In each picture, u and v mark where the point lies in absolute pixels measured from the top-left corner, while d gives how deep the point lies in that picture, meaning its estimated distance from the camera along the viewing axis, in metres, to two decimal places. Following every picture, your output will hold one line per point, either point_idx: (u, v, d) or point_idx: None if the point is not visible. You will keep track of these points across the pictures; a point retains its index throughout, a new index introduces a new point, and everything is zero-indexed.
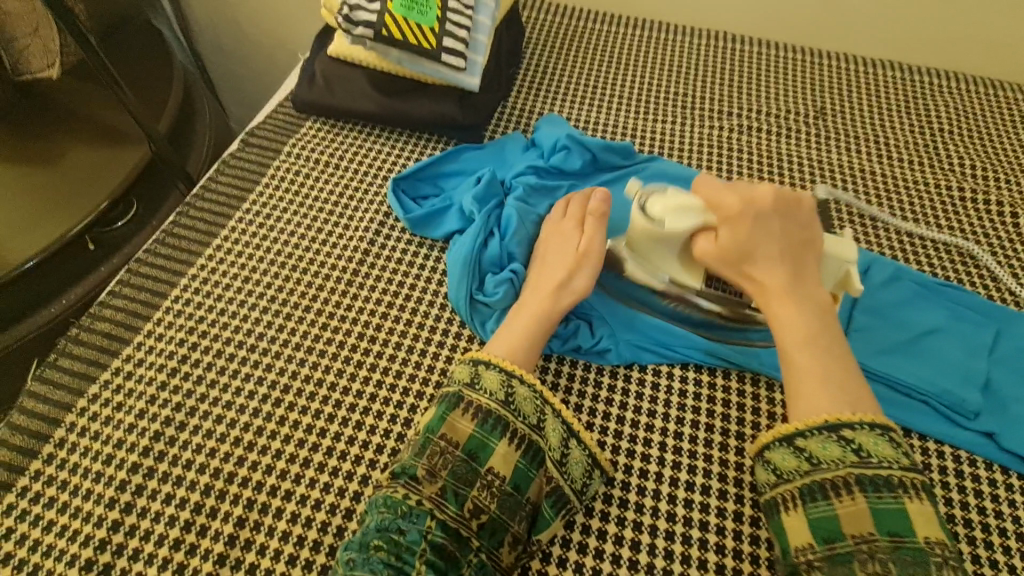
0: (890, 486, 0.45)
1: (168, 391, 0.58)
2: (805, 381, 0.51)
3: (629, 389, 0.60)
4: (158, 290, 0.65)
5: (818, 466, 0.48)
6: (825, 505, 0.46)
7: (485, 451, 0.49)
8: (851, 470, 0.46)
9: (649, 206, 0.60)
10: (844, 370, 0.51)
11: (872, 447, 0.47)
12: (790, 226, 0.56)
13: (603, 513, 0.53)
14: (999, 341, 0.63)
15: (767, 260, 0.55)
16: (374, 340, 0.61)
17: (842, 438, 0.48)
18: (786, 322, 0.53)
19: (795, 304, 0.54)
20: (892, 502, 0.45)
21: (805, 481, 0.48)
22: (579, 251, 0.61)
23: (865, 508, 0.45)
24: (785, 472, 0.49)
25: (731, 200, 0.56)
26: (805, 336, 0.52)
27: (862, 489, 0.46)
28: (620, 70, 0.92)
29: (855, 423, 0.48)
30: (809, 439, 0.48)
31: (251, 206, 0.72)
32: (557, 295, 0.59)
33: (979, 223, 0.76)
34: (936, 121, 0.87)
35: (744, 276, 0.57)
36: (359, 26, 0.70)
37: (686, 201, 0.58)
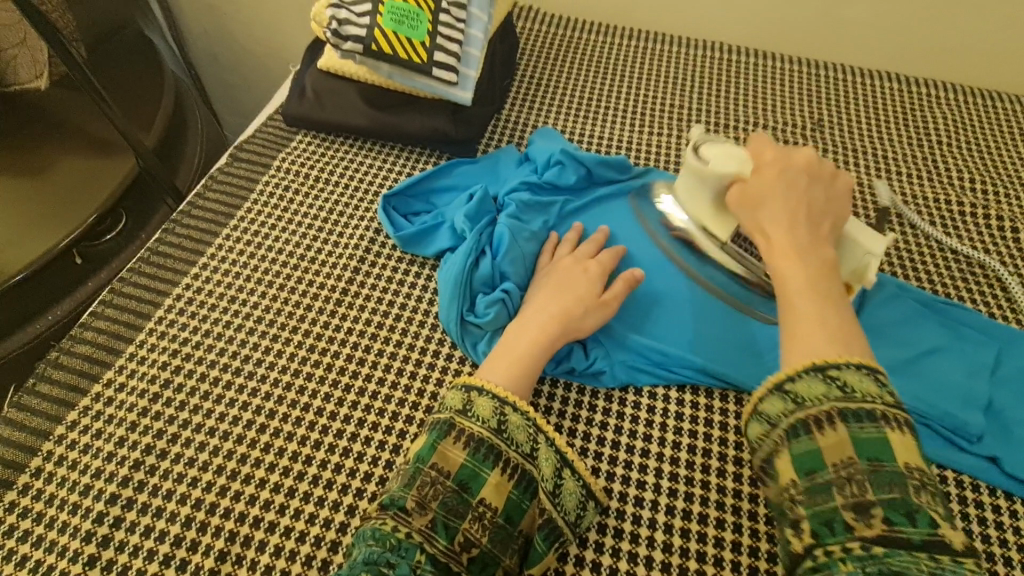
0: (872, 417, 0.42)
1: (150, 416, 0.56)
2: (800, 321, 0.47)
3: (624, 411, 0.59)
4: (141, 310, 0.63)
5: (803, 404, 0.44)
6: (806, 440, 0.43)
7: (476, 481, 0.47)
8: (835, 404, 0.43)
9: (702, 150, 0.61)
10: (844, 320, 0.47)
11: (856, 384, 0.43)
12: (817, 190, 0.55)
13: (597, 543, 0.51)
14: (1002, 361, 0.62)
15: (783, 211, 0.53)
16: (363, 362, 0.60)
17: (828, 377, 0.44)
18: (790, 268, 0.50)
19: (803, 256, 0.51)
20: (875, 432, 0.42)
21: (789, 422, 0.45)
22: (600, 298, 0.60)
23: (845, 437, 0.42)
24: (772, 418, 0.46)
25: (767, 152, 0.56)
26: (808, 282, 0.49)
27: (843, 421, 0.43)
28: (616, 82, 0.91)
29: (842, 364, 0.44)
30: (795, 380, 0.45)
31: (238, 223, 0.70)
32: (556, 319, 0.57)
33: (979, 238, 0.74)
34: (935, 133, 0.86)
35: (756, 227, 0.55)
36: (348, 41, 0.69)
37: (735, 150, 0.59)
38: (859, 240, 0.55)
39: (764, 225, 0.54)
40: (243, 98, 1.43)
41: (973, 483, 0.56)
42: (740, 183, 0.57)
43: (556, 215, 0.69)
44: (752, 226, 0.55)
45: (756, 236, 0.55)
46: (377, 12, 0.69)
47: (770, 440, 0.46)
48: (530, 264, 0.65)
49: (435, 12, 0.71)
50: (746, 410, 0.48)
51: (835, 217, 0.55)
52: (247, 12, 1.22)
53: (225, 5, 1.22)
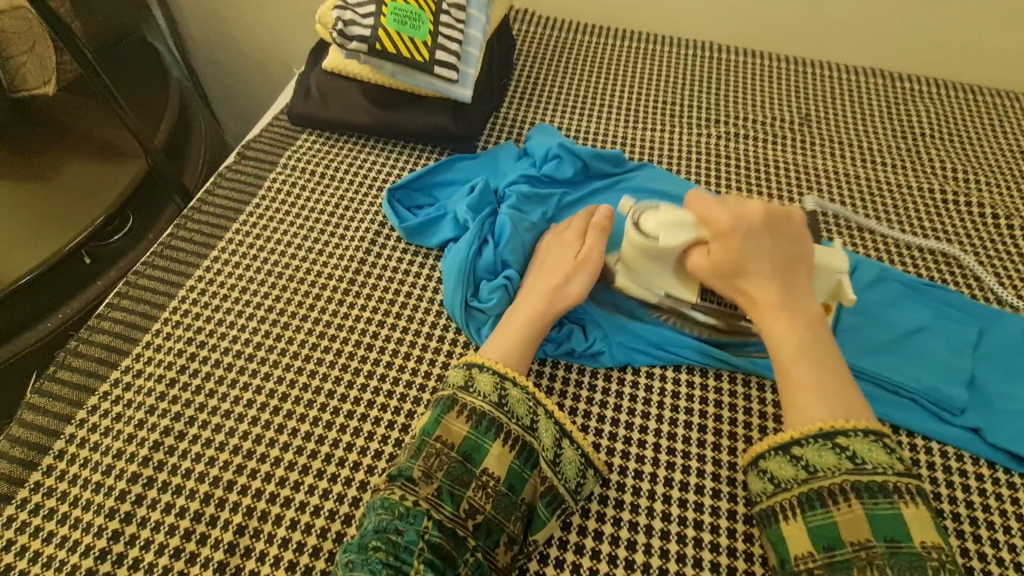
0: (886, 492, 0.47)
1: (168, 401, 0.58)
2: (798, 392, 0.52)
3: (623, 391, 0.61)
4: (157, 301, 0.65)
5: (815, 474, 0.49)
6: (824, 513, 0.47)
7: (480, 453, 0.50)
8: (847, 477, 0.48)
9: (644, 222, 0.61)
10: (836, 377, 0.52)
11: (866, 454, 0.48)
12: (780, 242, 0.57)
13: (599, 514, 0.54)
14: (984, 339, 0.65)
15: (758, 272, 0.56)
16: (371, 347, 0.62)
17: (836, 446, 0.49)
18: (780, 334, 0.54)
19: (788, 318, 0.55)
20: (887, 508, 0.46)
21: (803, 489, 0.49)
22: (578, 258, 0.62)
23: (861, 514, 0.46)
24: (782, 481, 0.50)
25: (721, 216, 0.58)
26: (798, 348, 0.53)
27: (858, 496, 0.47)
28: (609, 80, 0.94)
29: (850, 430, 0.49)
30: (805, 447, 0.50)
31: (248, 217, 0.73)
32: (552, 296, 0.60)
33: (961, 224, 0.77)
34: (918, 125, 0.89)
35: (736, 292, 0.58)
36: (354, 41, 0.71)
37: (681, 218, 0.59)
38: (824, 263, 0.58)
39: (744, 291, 0.57)
40: (245, 103, 1.46)
41: (958, 454, 0.59)
42: (703, 250, 0.59)
43: (554, 206, 0.72)
44: (729, 287, 0.58)
45: (737, 297, 0.58)
46: (381, 14, 0.72)
47: (783, 504, 0.50)
48: (530, 252, 0.68)
49: (436, 14, 0.74)
50: (751, 463, 0.53)
51: (806, 263, 0.57)
52: (250, 19, 1.25)
53: (228, 12, 1.25)
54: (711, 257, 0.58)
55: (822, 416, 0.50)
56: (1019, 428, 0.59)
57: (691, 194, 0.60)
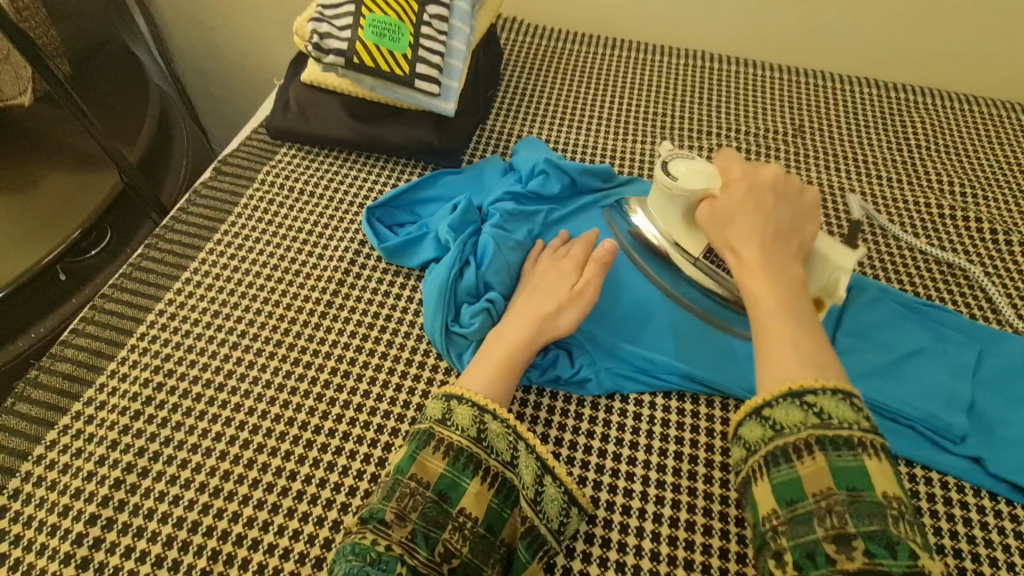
0: (849, 444, 0.43)
1: (131, 434, 0.55)
2: (773, 345, 0.48)
3: (611, 419, 0.58)
4: (123, 327, 0.62)
5: (782, 432, 0.45)
6: (787, 469, 0.44)
7: (456, 491, 0.47)
8: (813, 432, 0.44)
9: (673, 165, 0.60)
10: (815, 341, 0.48)
11: (832, 410, 0.44)
12: (785, 207, 0.54)
13: (585, 553, 0.51)
14: (983, 361, 0.63)
15: (752, 230, 0.53)
16: (348, 375, 0.59)
17: (804, 403, 0.45)
18: (762, 290, 0.51)
19: (773, 277, 0.51)
20: (852, 460, 0.43)
21: (769, 448, 0.45)
22: (574, 289, 0.59)
23: (824, 467, 0.43)
24: (752, 443, 0.47)
25: (734, 171, 0.56)
26: (778, 304, 0.50)
27: (821, 450, 0.43)
28: (600, 90, 0.92)
29: (818, 389, 0.45)
30: (772, 406, 0.46)
31: (222, 237, 0.70)
32: (541, 326, 0.57)
33: (959, 241, 0.75)
34: (912, 136, 0.87)
35: (726, 245, 0.55)
36: (330, 54, 0.69)
37: (706, 167, 0.58)
38: (827, 254, 0.55)
39: (733, 245, 0.54)
40: (229, 111, 1.43)
41: (958, 484, 0.57)
42: (709, 201, 0.57)
43: (540, 223, 0.70)
44: (721, 245, 0.55)
45: (728, 254, 0.55)
46: (359, 26, 0.69)
47: (752, 467, 0.47)
48: (514, 273, 0.65)
49: (417, 26, 0.71)
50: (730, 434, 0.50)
51: (804, 235, 0.54)
52: (234, 26, 1.23)
53: (211, 20, 1.22)
54: (714, 207, 0.56)
55: (793, 371, 0.46)
56: (1021, 458, 0.57)
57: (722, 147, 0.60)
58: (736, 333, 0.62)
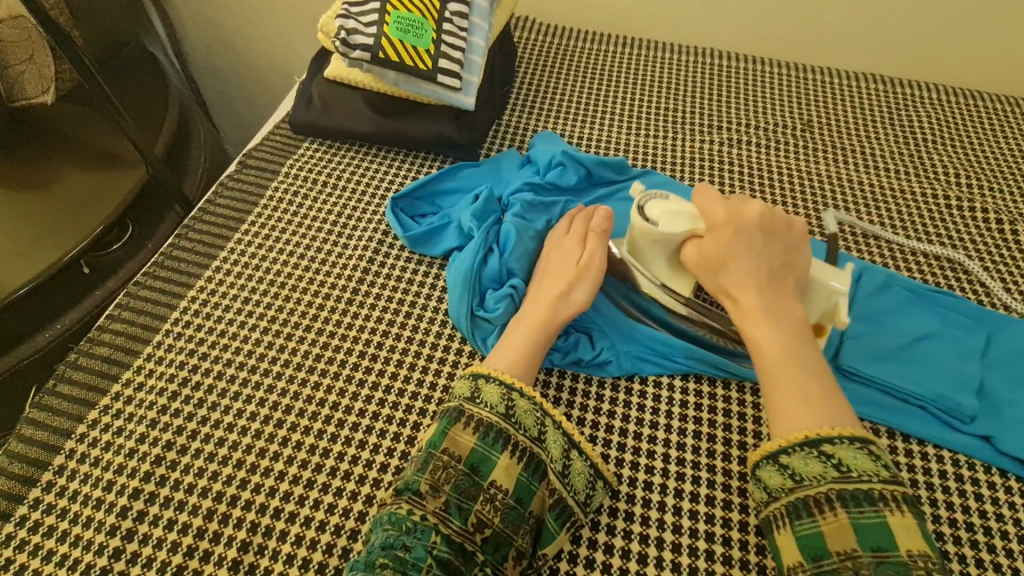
0: (871, 500, 0.46)
1: (169, 414, 0.58)
2: (782, 397, 0.51)
3: (631, 401, 0.60)
4: (158, 313, 0.65)
5: (801, 483, 0.48)
6: (810, 522, 0.47)
7: (487, 465, 0.49)
8: (832, 486, 0.47)
9: (648, 208, 0.60)
10: (820, 386, 0.51)
11: (851, 462, 0.47)
12: (773, 245, 0.57)
13: (609, 526, 0.53)
14: (992, 345, 0.65)
15: (746, 274, 0.55)
16: (376, 357, 0.61)
17: (822, 454, 0.48)
18: (763, 338, 0.54)
19: (772, 321, 0.54)
20: (874, 516, 0.45)
21: (790, 498, 0.48)
22: (580, 265, 0.62)
23: (847, 523, 0.46)
24: (773, 490, 0.50)
25: (719, 211, 0.58)
26: (782, 353, 0.52)
27: (843, 505, 0.46)
28: (612, 87, 0.94)
29: (834, 438, 0.48)
30: (790, 454, 0.49)
31: (250, 227, 0.72)
32: (557, 306, 0.59)
33: (966, 231, 0.77)
34: (918, 130, 0.89)
35: (720, 289, 0.57)
36: (357, 49, 0.71)
37: (683, 208, 0.59)
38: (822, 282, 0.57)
39: (729, 289, 0.56)
40: (243, 110, 1.45)
41: (968, 462, 0.58)
42: (696, 242, 0.58)
43: (558, 214, 0.72)
44: (715, 288, 0.57)
45: (723, 298, 0.57)
46: (384, 22, 0.71)
47: (775, 515, 0.49)
48: (534, 261, 0.67)
49: (438, 22, 0.73)
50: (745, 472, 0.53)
51: (797, 269, 0.57)
52: (251, 27, 1.25)
53: (229, 20, 1.25)
54: (702, 250, 0.58)
55: (806, 422, 0.49)
56: None
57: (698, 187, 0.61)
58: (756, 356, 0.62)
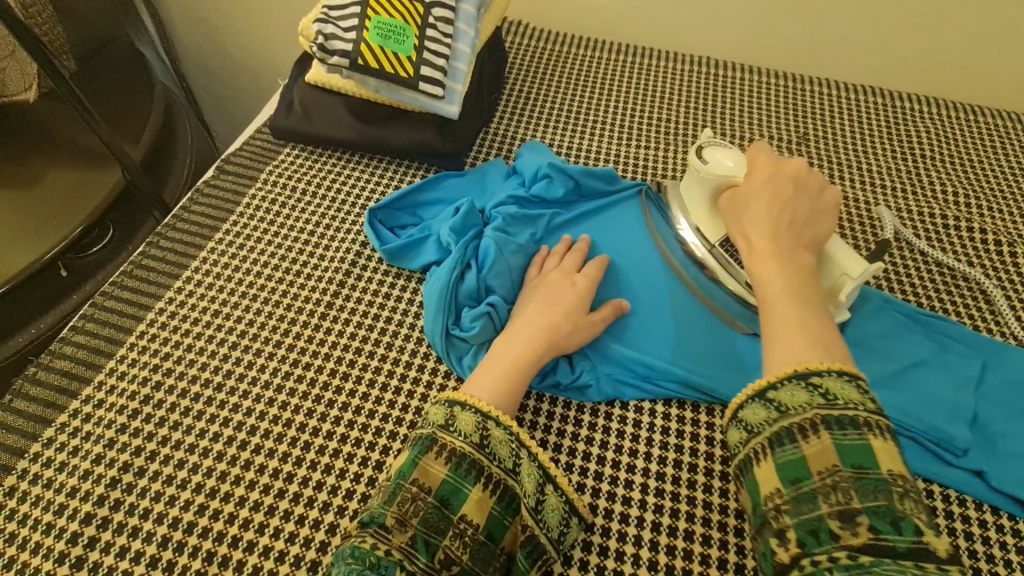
0: (855, 425, 0.44)
1: (128, 433, 0.55)
2: (779, 324, 0.50)
3: (610, 426, 0.58)
4: (123, 325, 0.62)
5: (786, 413, 0.46)
6: (792, 449, 0.45)
7: (458, 498, 0.47)
8: (819, 412, 0.45)
9: (707, 150, 0.63)
10: (820, 324, 0.50)
11: (838, 391, 0.45)
12: (805, 198, 0.57)
13: (582, 561, 0.51)
14: (987, 374, 0.62)
15: (770, 218, 0.56)
16: (347, 376, 0.59)
17: (809, 383, 0.46)
18: (770, 272, 0.53)
19: (783, 264, 0.53)
20: (856, 438, 0.44)
21: (773, 430, 0.46)
22: (586, 316, 0.60)
23: (829, 444, 0.44)
24: (756, 425, 0.48)
25: (761, 163, 0.60)
26: (787, 288, 0.52)
27: (827, 429, 0.44)
28: (605, 95, 0.92)
29: (826, 370, 0.46)
30: (778, 388, 0.47)
31: (223, 236, 0.70)
32: (550, 344, 0.57)
33: (964, 252, 0.75)
34: (918, 146, 0.87)
35: (740, 233, 0.58)
36: (334, 55, 0.69)
37: (737, 154, 0.62)
38: (840, 262, 0.57)
39: (749, 233, 0.57)
40: (234, 110, 1.43)
41: (959, 497, 0.56)
42: (731, 187, 0.61)
43: (542, 228, 0.69)
44: (736, 232, 0.58)
45: (740, 242, 0.58)
46: (363, 28, 0.69)
47: (756, 448, 0.47)
48: (516, 278, 0.65)
49: (422, 28, 0.71)
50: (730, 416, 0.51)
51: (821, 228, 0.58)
52: (241, 27, 1.23)
53: (218, 19, 1.23)
54: (733, 195, 0.60)
55: (797, 346, 0.48)
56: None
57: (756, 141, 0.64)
58: (740, 327, 0.62)
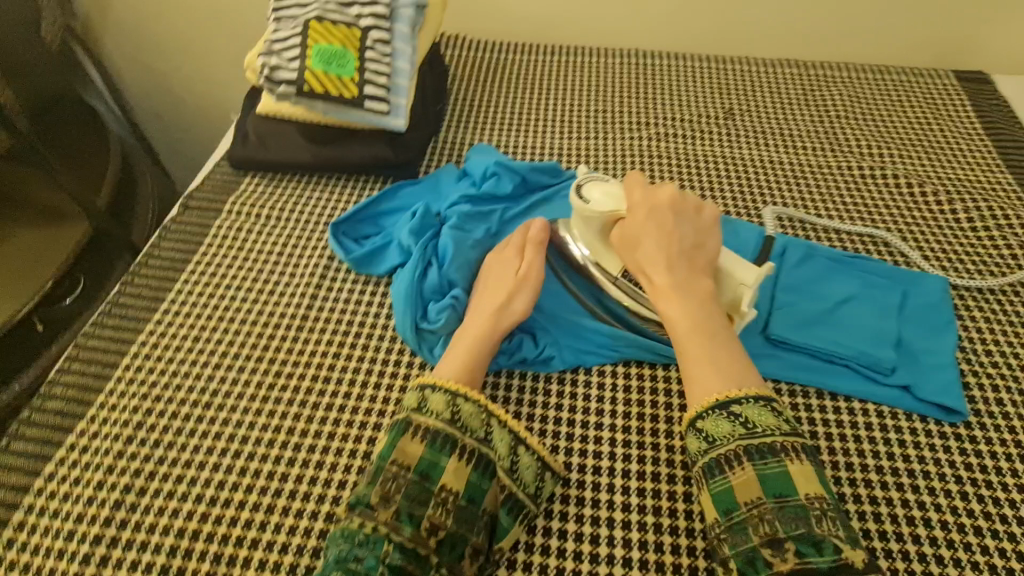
0: (772, 452, 0.49)
1: (126, 458, 0.58)
2: (693, 363, 0.55)
3: (577, 392, 0.63)
4: (109, 360, 0.65)
5: (714, 444, 0.51)
6: (722, 479, 0.50)
7: (437, 470, 0.51)
8: (740, 442, 0.50)
9: (588, 189, 0.64)
10: (728, 355, 0.55)
11: (756, 418, 0.51)
12: (685, 225, 0.60)
13: (562, 513, 0.55)
14: (907, 301, 0.69)
15: (658, 253, 0.59)
16: (328, 380, 0.63)
17: (730, 415, 0.51)
18: (674, 310, 0.57)
19: (682, 297, 0.57)
20: (775, 466, 0.49)
21: (706, 460, 0.51)
22: (519, 276, 0.65)
23: (752, 475, 0.49)
24: (694, 454, 0.53)
25: (637, 194, 0.62)
26: (691, 323, 0.56)
27: (749, 459, 0.50)
28: (544, 95, 0.98)
29: (741, 399, 0.51)
30: (703, 419, 0.52)
31: (195, 266, 0.73)
32: (497, 317, 0.62)
33: (880, 198, 0.83)
34: (832, 108, 0.95)
35: (639, 270, 0.61)
36: (281, 84, 0.74)
37: (617, 190, 0.63)
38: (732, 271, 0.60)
39: (645, 270, 0.60)
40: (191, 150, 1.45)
41: (892, 412, 0.63)
42: (618, 223, 0.62)
43: (496, 221, 0.75)
44: (635, 268, 0.61)
45: (642, 277, 0.61)
46: (306, 57, 0.74)
47: (698, 477, 0.53)
48: (476, 269, 0.70)
49: (361, 51, 0.76)
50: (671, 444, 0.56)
51: (707, 247, 0.60)
52: (190, 69, 1.26)
53: (167, 65, 1.26)
54: (623, 233, 0.61)
55: (711, 385, 0.53)
56: (941, 381, 0.63)
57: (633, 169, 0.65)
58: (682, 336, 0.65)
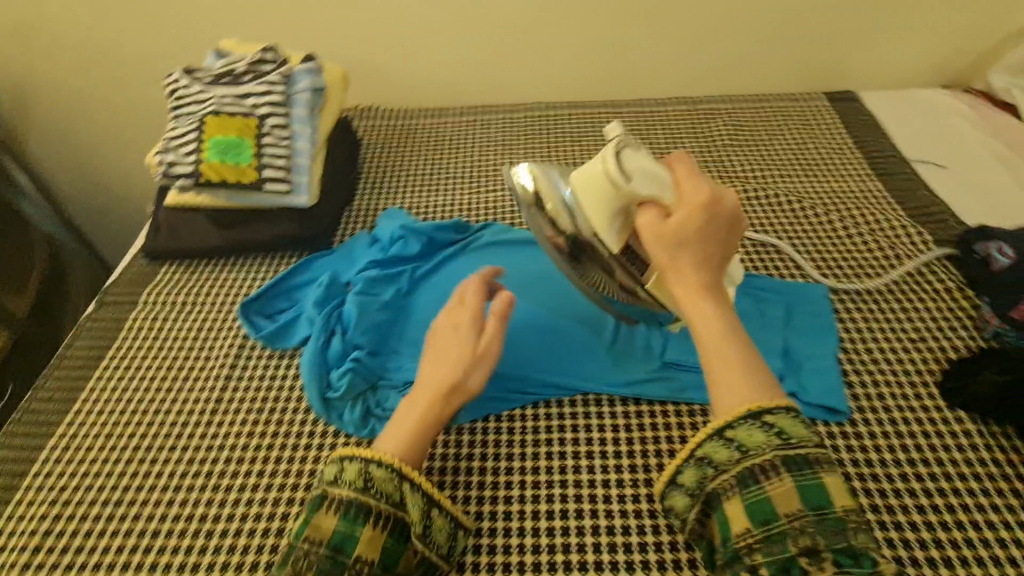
0: (809, 463, 0.44)
1: (34, 569, 0.57)
2: (726, 369, 0.48)
3: (487, 439, 0.66)
4: (17, 469, 0.65)
5: (748, 454, 0.45)
6: (757, 489, 0.44)
7: (350, 542, 0.50)
8: (777, 453, 0.44)
9: (626, 158, 0.55)
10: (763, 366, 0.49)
11: (791, 430, 0.45)
12: (733, 234, 0.53)
13: (473, 564, 0.57)
14: (792, 313, 0.74)
15: (703, 255, 0.51)
16: (242, 460, 0.64)
17: (765, 423, 0.45)
18: (709, 314, 0.50)
19: (715, 302, 0.51)
20: (812, 477, 0.44)
21: (738, 469, 0.45)
22: (476, 351, 0.61)
23: (791, 486, 0.43)
24: (721, 463, 0.46)
25: (702, 191, 0.52)
26: (728, 328, 0.49)
27: (787, 469, 0.44)
28: (452, 154, 1.03)
29: (774, 409, 0.45)
30: (735, 427, 0.45)
31: (109, 361, 0.74)
32: (447, 394, 0.59)
33: (765, 216, 0.89)
34: (717, 138, 1.03)
35: (670, 264, 0.52)
36: (179, 179, 0.80)
37: (661, 172, 0.54)
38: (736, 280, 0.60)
39: (682, 266, 0.51)
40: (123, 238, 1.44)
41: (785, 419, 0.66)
42: (662, 211, 0.53)
43: (406, 282, 0.77)
44: (665, 261, 0.52)
45: (668, 272, 0.52)
46: (202, 150, 0.79)
47: (722, 484, 0.46)
48: (382, 332, 0.72)
49: (258, 138, 0.81)
50: (688, 453, 0.48)
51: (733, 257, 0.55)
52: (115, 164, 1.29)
53: (93, 163, 1.29)
54: (666, 224, 0.52)
55: (748, 392, 0.46)
56: (825, 384, 0.67)
57: (682, 157, 0.56)
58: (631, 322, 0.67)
